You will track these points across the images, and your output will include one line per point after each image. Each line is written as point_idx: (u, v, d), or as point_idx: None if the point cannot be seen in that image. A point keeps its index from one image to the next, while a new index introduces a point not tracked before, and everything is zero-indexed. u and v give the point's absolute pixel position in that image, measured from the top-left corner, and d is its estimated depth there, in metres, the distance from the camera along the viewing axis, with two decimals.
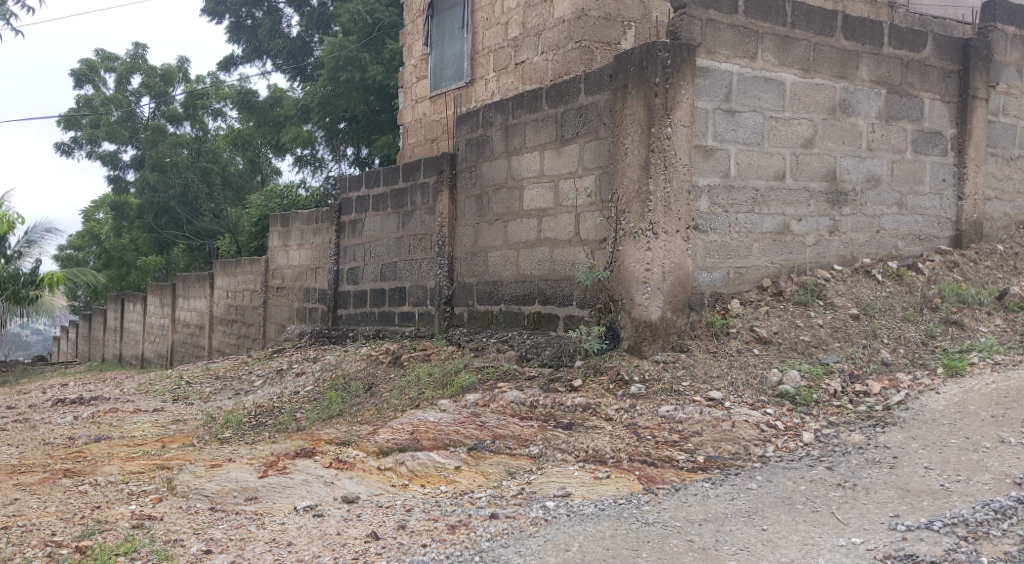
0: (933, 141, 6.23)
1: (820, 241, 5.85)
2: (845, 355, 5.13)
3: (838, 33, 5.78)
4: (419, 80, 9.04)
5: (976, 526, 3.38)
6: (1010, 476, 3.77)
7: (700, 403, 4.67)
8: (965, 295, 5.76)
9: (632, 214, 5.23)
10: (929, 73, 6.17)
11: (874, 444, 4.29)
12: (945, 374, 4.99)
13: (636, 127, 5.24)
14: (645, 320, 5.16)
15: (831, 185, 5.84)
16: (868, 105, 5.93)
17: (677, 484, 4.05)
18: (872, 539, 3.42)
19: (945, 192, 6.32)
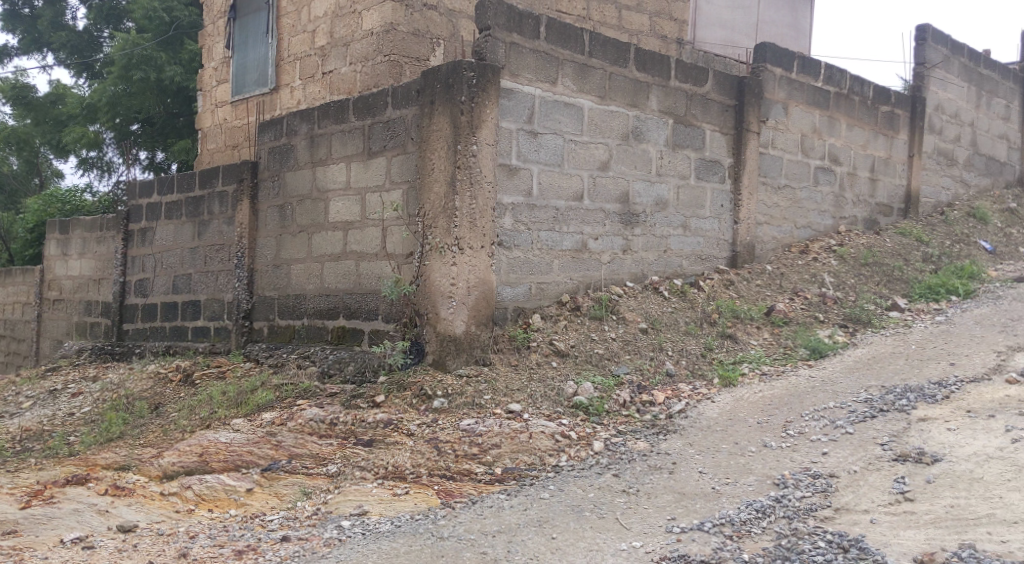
0: (713, 169, 6.73)
1: (613, 260, 6.14)
2: (633, 367, 5.44)
3: (631, 64, 6.13)
4: (219, 84, 8.68)
5: (739, 525, 3.68)
6: (770, 477, 4.13)
7: (499, 416, 4.77)
8: (739, 311, 6.26)
9: (438, 229, 5.27)
10: (710, 107, 6.67)
11: (656, 451, 4.56)
12: (720, 385, 5.40)
13: (442, 144, 5.30)
14: (450, 335, 5.21)
15: (624, 207, 6.16)
16: (657, 134, 6.33)
17: (474, 497, 4.13)
18: (650, 542, 3.64)
19: (723, 217, 6.84)
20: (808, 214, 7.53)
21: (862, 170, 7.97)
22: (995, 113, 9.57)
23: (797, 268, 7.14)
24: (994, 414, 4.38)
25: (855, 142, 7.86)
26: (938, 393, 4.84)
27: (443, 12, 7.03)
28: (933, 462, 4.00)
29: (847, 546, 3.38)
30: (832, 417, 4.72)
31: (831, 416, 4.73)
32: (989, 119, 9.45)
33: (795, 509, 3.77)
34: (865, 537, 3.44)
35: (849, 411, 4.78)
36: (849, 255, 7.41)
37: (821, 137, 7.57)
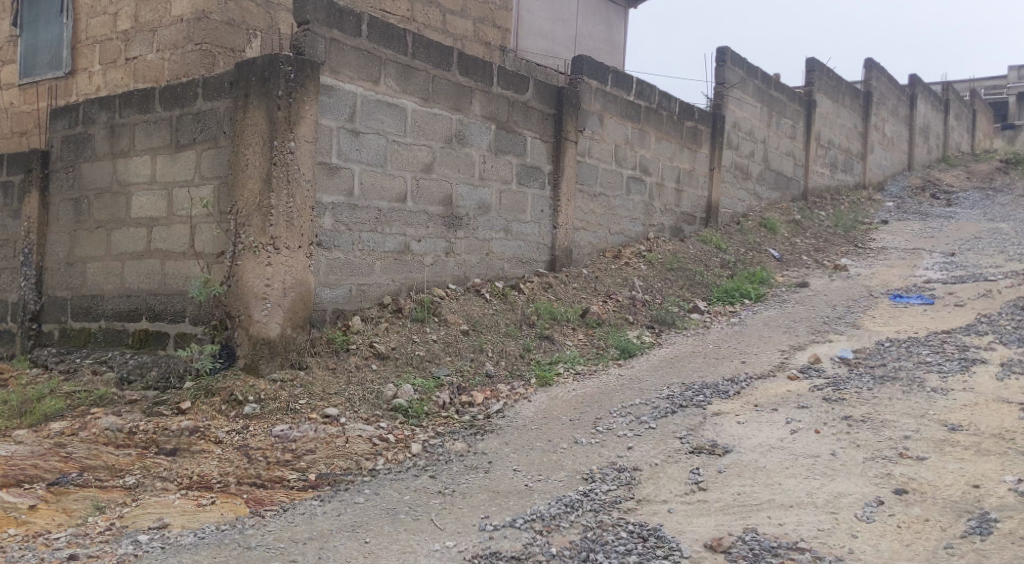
0: (533, 175, 6.88)
1: (436, 262, 6.15)
2: (453, 369, 5.47)
3: (454, 68, 6.16)
4: (4, 64, 7.95)
5: (550, 520, 3.79)
6: (580, 472, 4.27)
7: (315, 421, 4.66)
8: (556, 313, 6.43)
9: (252, 227, 5.08)
10: (531, 114, 6.81)
11: (473, 451, 4.61)
12: (537, 385, 5.55)
13: (257, 139, 5.11)
14: (264, 338, 5.03)
15: (447, 209, 6.18)
16: (479, 138, 6.40)
17: (285, 505, 4.03)
18: (463, 541, 3.68)
19: (543, 222, 7.01)
20: (620, 221, 7.85)
21: (669, 181, 8.42)
22: (785, 131, 10.38)
23: (611, 272, 7.43)
24: (777, 408, 4.76)
25: (663, 155, 8.28)
26: (730, 389, 5.20)
27: (260, 4, 6.80)
28: (724, 453, 4.28)
29: (646, 535, 3.58)
30: (638, 413, 4.95)
31: (636, 413, 4.96)
32: (779, 137, 10.26)
33: (601, 502, 3.93)
34: (663, 526, 3.65)
35: (652, 407, 5.03)
36: (657, 260, 7.81)
37: (633, 148, 7.92)
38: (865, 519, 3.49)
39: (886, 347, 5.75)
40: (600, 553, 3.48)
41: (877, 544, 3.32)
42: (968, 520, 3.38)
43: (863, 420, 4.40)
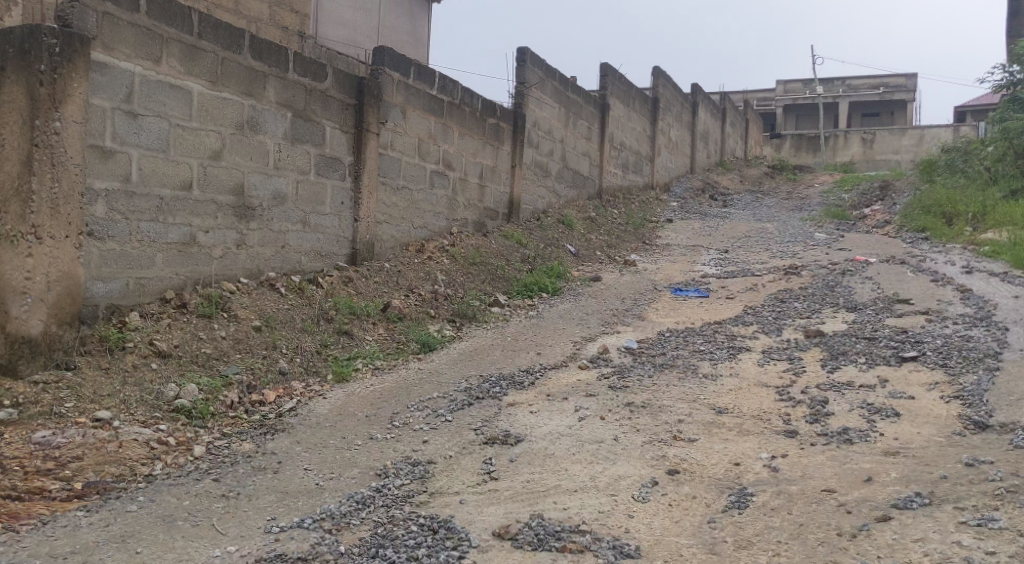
0: (332, 166, 6.63)
1: (226, 254, 5.82)
2: (244, 366, 5.23)
3: (245, 51, 5.84)
4: None
5: (340, 518, 3.71)
6: (373, 468, 4.20)
7: (83, 426, 4.32)
8: (355, 307, 6.26)
9: (9, 214, 4.60)
10: (330, 104, 6.57)
11: (261, 451, 4.43)
12: (333, 381, 5.44)
13: (14, 118, 4.64)
14: (22, 336, 4.57)
15: (239, 199, 5.87)
16: (274, 126, 6.12)
17: (45, 518, 3.68)
18: (246, 545, 3.55)
19: (342, 214, 6.77)
20: (424, 215, 7.74)
21: (471, 176, 8.44)
22: (580, 132, 10.75)
23: (413, 267, 7.30)
24: (567, 397, 4.92)
25: (465, 150, 8.29)
26: (525, 380, 5.32)
27: None
28: (516, 442, 4.36)
29: (437, 527, 3.58)
30: (434, 406, 4.95)
31: (433, 406, 4.96)
32: (575, 137, 10.60)
33: (393, 497, 3.89)
34: (454, 517, 3.67)
35: (449, 400, 5.04)
36: (460, 254, 7.79)
37: (436, 142, 7.86)
38: (641, 499, 3.67)
39: (666, 337, 6.10)
40: (390, 548, 3.46)
41: (651, 522, 3.50)
42: (729, 495, 3.64)
43: (643, 406, 4.64)
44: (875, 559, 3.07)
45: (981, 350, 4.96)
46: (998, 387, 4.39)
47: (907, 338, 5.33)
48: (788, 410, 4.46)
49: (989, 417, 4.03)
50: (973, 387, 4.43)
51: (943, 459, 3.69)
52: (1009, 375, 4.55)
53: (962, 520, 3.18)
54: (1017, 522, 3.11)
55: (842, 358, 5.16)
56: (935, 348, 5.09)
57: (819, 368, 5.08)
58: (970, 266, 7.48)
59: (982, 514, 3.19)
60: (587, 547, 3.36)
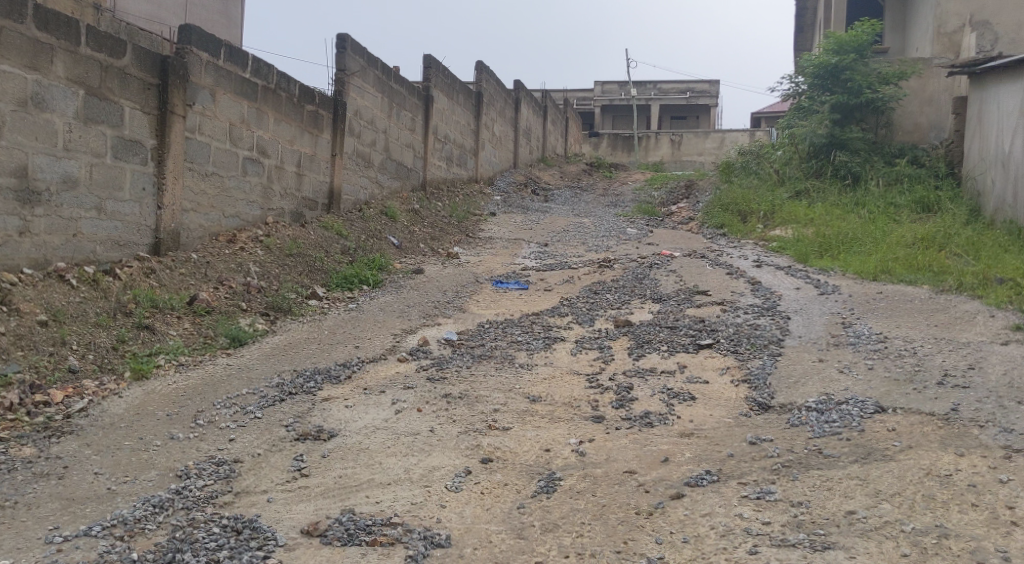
0: (132, 149, 6.20)
1: (5, 242, 5.35)
2: (26, 364, 4.84)
3: (28, 21, 5.40)
4: None
5: (133, 524, 3.52)
6: (173, 470, 3.99)
7: None
8: (158, 300, 5.89)
9: None
10: (129, 82, 6.14)
11: (45, 456, 4.11)
12: (130, 378, 5.14)
13: None
14: None
15: (21, 182, 5.42)
16: (63, 104, 5.68)
17: None
18: (22, 558, 3.30)
19: (144, 201, 6.33)
20: (236, 204, 7.38)
21: (288, 164, 8.15)
22: (402, 123, 10.66)
23: (223, 258, 6.92)
24: (384, 389, 4.89)
25: (281, 137, 7.99)
26: (341, 373, 5.23)
27: None
28: (329, 438, 4.28)
29: (240, 528, 3.46)
30: (243, 403, 4.77)
31: (241, 403, 4.77)
32: (398, 128, 10.51)
33: (194, 498, 3.72)
34: (259, 516, 3.56)
35: (259, 396, 4.87)
36: (274, 245, 7.48)
37: (249, 128, 7.53)
38: (453, 489, 3.71)
39: (485, 328, 6.19)
40: (187, 553, 3.31)
41: (462, 511, 3.55)
42: (538, 481, 3.75)
43: (460, 397, 4.68)
44: (668, 535, 3.26)
45: (766, 337, 5.38)
46: (780, 371, 4.78)
47: (703, 327, 5.69)
48: (597, 396, 4.64)
49: (771, 399, 4.38)
50: (758, 371, 4.80)
51: (730, 438, 3.97)
52: (789, 360, 4.96)
53: (744, 494, 3.44)
54: (791, 493, 3.40)
55: (647, 347, 5.43)
56: (728, 336, 5.46)
57: (626, 356, 5.33)
58: (760, 260, 8.09)
59: (761, 487, 3.46)
60: (397, 539, 3.36)
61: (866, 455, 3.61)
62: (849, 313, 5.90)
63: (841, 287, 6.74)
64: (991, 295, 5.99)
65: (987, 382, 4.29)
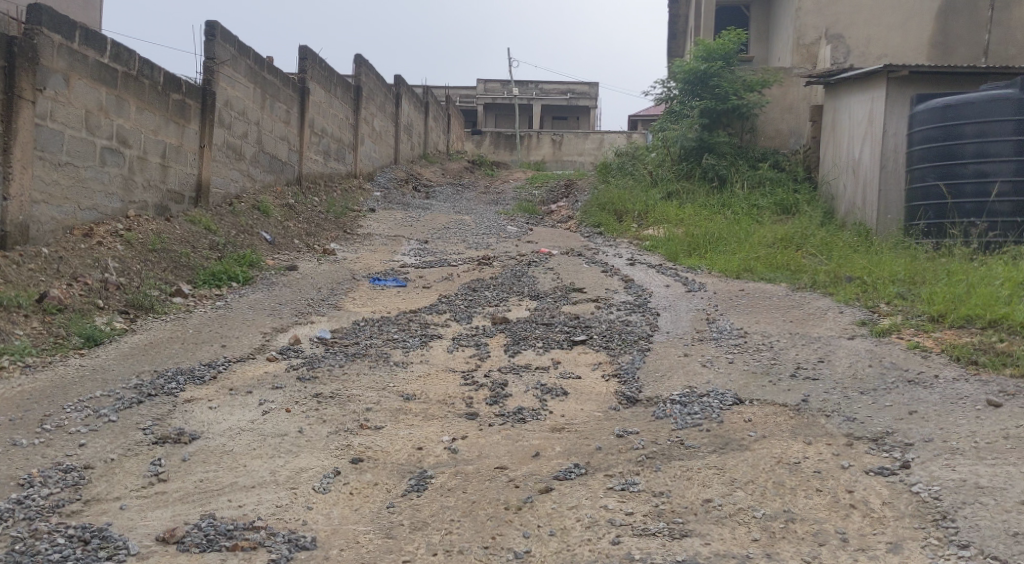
0: None
1: None
2: None
3: None
4: None
5: None
6: (15, 478, 3.75)
7: None
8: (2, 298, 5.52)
9: None
10: None
11: None
12: None
13: None
14: None
15: None
16: None
17: None
18: None
19: None
20: (93, 195, 7.01)
21: (152, 155, 7.79)
22: (277, 116, 10.38)
23: (78, 253, 6.55)
24: (252, 390, 4.74)
25: (144, 126, 7.64)
26: (206, 374, 5.05)
27: None
28: (190, 440, 4.13)
29: (88, 537, 3.30)
30: (96, 406, 4.53)
31: (95, 405, 4.53)
32: (271, 120, 10.22)
33: (37, 508, 3.51)
34: (110, 525, 3.41)
35: (115, 398, 4.64)
36: (136, 240, 7.12)
37: (107, 115, 7.16)
38: (321, 490, 3.64)
39: (360, 326, 6.10)
40: None
41: (329, 512, 3.50)
42: (409, 479, 3.73)
43: (331, 396, 4.60)
44: (535, 528, 3.31)
45: (636, 333, 5.53)
46: (648, 365, 4.92)
47: (578, 324, 5.80)
48: (471, 394, 4.65)
49: (639, 393, 4.50)
50: (628, 366, 4.93)
51: (599, 432, 4.06)
52: (657, 355, 5.11)
53: (609, 485, 3.53)
54: (653, 484, 3.51)
55: (522, 343, 5.49)
56: (600, 332, 5.58)
57: (501, 353, 5.36)
58: (633, 259, 8.31)
59: (626, 479, 3.56)
60: (260, 543, 3.28)
61: (724, 446, 3.76)
62: (713, 310, 6.14)
63: (708, 285, 7.00)
64: (841, 292, 6.35)
65: (834, 374, 4.55)
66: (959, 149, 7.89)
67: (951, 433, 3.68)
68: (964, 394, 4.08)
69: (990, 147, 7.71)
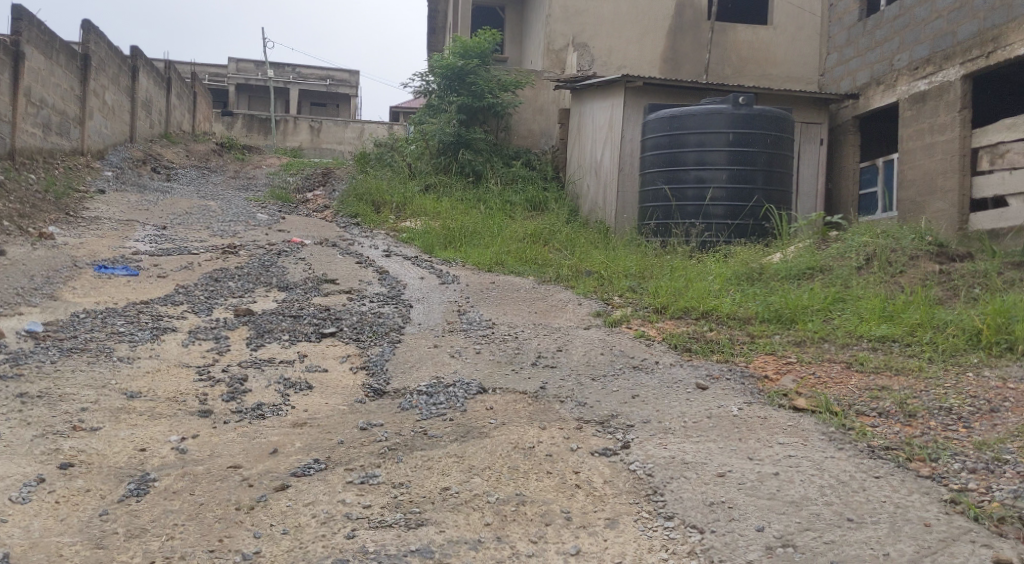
0: None
1: None
2: None
3: None
4: None
5: None
6: None
7: None
8: None
9: None
10: None
11: None
12: None
13: None
14: None
15: None
16: None
17: None
18: None
19: None
20: None
21: None
22: None
23: None
24: None
25: None
26: None
27: None
28: None
29: None
30: None
31: None
32: None
33: None
34: None
35: None
36: None
37: None
38: (20, 501, 3.28)
39: (80, 318, 5.57)
40: None
41: (29, 525, 3.16)
42: (128, 484, 3.46)
43: (39, 396, 4.16)
44: (268, 527, 3.19)
45: (388, 325, 5.50)
46: (397, 357, 4.92)
47: (327, 316, 5.67)
48: (205, 390, 4.40)
49: (385, 385, 4.49)
50: (377, 358, 4.90)
51: (342, 425, 4.00)
52: (407, 346, 5.13)
53: (349, 479, 3.48)
54: (393, 475, 3.51)
55: (267, 336, 5.28)
56: (350, 324, 5.50)
57: (244, 346, 5.13)
58: (389, 250, 8.29)
59: (366, 472, 3.54)
60: None
61: (465, 434, 3.85)
62: (464, 302, 6.25)
63: (460, 277, 7.12)
64: (581, 286, 6.72)
65: (570, 362, 4.80)
66: (683, 157, 8.63)
67: (666, 414, 4.01)
68: (678, 379, 4.46)
69: (708, 155, 8.50)
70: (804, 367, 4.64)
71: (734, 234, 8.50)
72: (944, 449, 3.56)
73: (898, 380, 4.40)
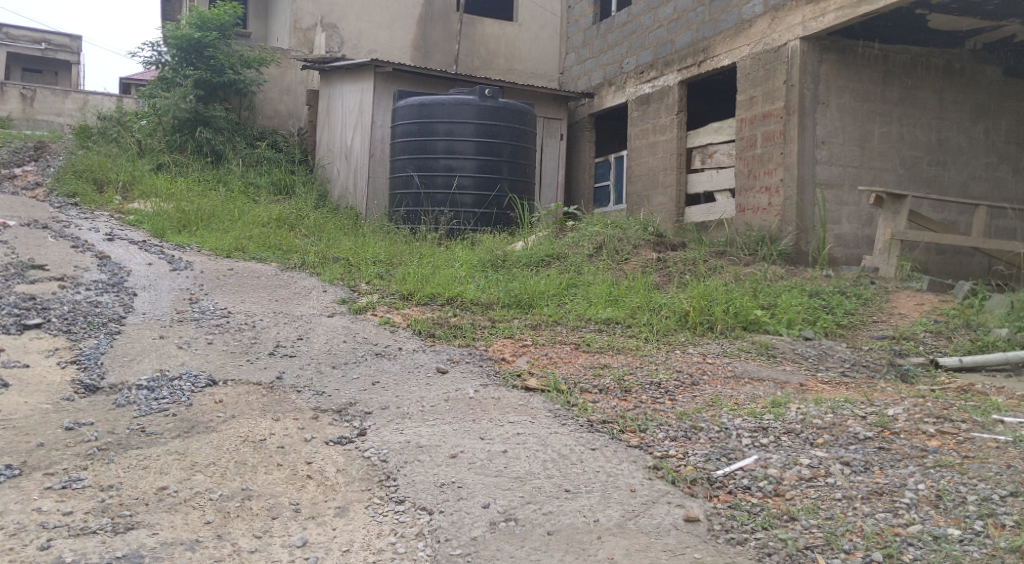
0: None
1: None
2: None
3: None
4: None
5: None
6: None
7: None
8: None
9: None
10: None
11: None
12: None
13: None
14: None
15: None
16: None
17: None
18: None
19: None
20: None
21: None
22: None
23: None
24: None
25: None
26: None
27: None
28: None
29: None
30: None
31: None
32: None
33: None
34: None
35: None
36: None
37: None
38: None
39: None
40: None
41: None
42: None
43: None
44: None
45: (106, 315, 5.07)
46: (115, 349, 4.55)
47: (33, 305, 5.13)
48: None
49: (100, 380, 4.13)
50: (90, 350, 4.50)
51: (44, 426, 3.64)
52: (127, 338, 4.75)
53: (47, 485, 3.19)
54: (102, 478, 3.26)
55: None
56: (60, 314, 5.01)
57: None
58: (111, 233, 7.63)
59: (70, 476, 3.25)
60: None
61: (189, 429, 3.64)
62: (197, 290, 5.89)
63: (194, 263, 6.71)
64: (327, 273, 6.58)
65: (310, 351, 4.69)
66: (432, 145, 8.70)
67: (404, 400, 4.04)
68: (419, 363, 4.51)
69: (457, 145, 8.65)
70: (538, 349, 4.86)
71: (480, 222, 8.73)
72: (651, 419, 3.88)
73: (619, 359, 4.75)
